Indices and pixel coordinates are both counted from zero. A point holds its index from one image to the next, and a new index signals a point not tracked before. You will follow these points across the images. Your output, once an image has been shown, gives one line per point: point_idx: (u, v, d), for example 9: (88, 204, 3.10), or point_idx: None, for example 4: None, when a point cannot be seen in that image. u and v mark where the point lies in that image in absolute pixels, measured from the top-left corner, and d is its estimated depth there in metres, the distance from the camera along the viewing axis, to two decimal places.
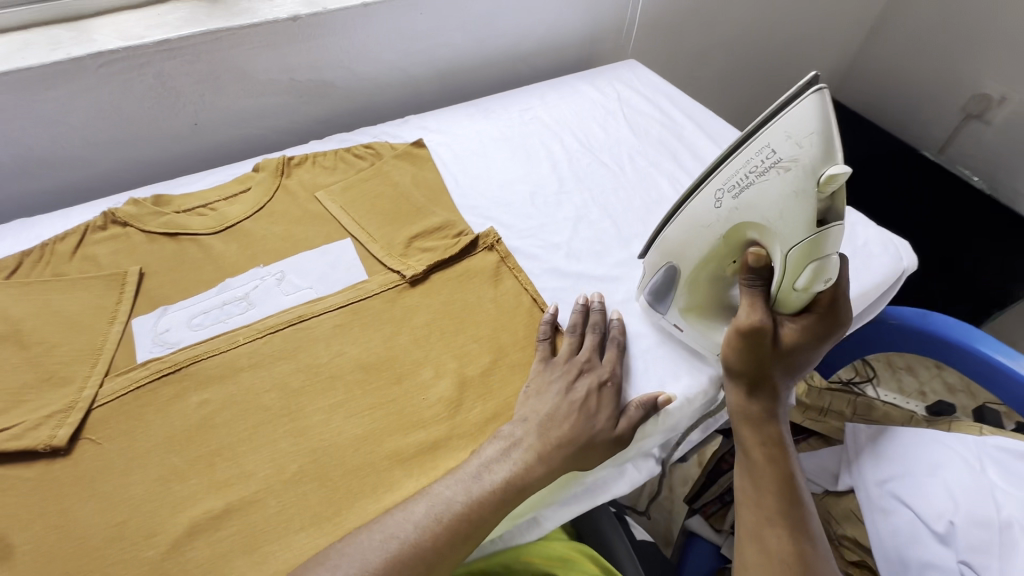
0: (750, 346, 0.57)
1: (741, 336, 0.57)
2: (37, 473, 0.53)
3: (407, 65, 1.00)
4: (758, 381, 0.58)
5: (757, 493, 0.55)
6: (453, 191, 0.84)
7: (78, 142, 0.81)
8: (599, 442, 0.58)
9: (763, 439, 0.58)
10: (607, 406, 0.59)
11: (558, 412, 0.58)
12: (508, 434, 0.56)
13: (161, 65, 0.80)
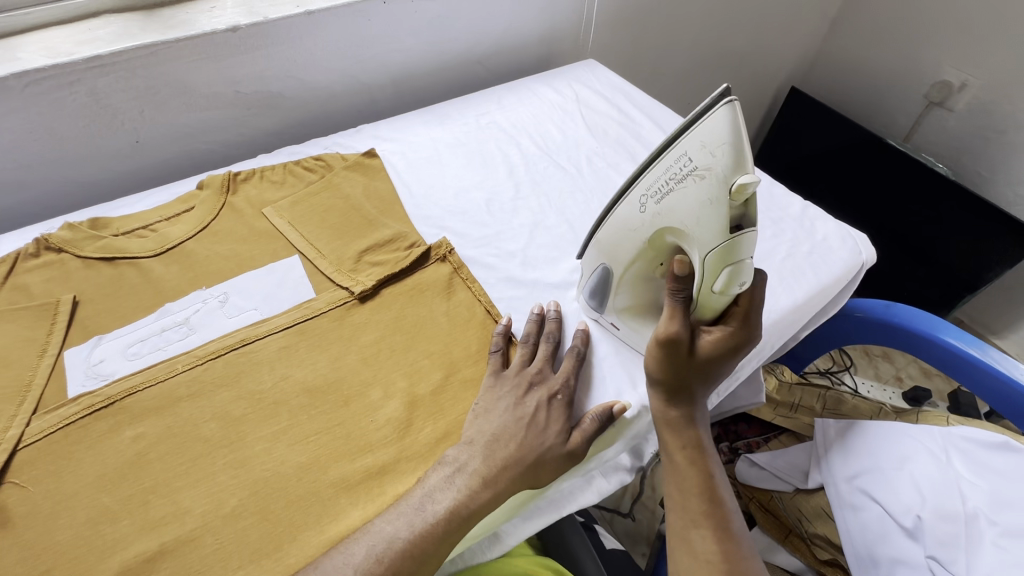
0: (666, 358, 0.54)
1: (663, 347, 0.54)
2: None
3: (358, 73, 0.97)
4: (677, 389, 0.55)
5: (682, 497, 0.54)
6: (407, 201, 0.82)
7: (8, 166, 0.77)
8: (550, 460, 0.56)
9: (684, 443, 0.56)
10: (557, 420, 0.58)
11: (506, 432, 0.56)
12: (453, 459, 0.54)
13: (94, 82, 0.77)
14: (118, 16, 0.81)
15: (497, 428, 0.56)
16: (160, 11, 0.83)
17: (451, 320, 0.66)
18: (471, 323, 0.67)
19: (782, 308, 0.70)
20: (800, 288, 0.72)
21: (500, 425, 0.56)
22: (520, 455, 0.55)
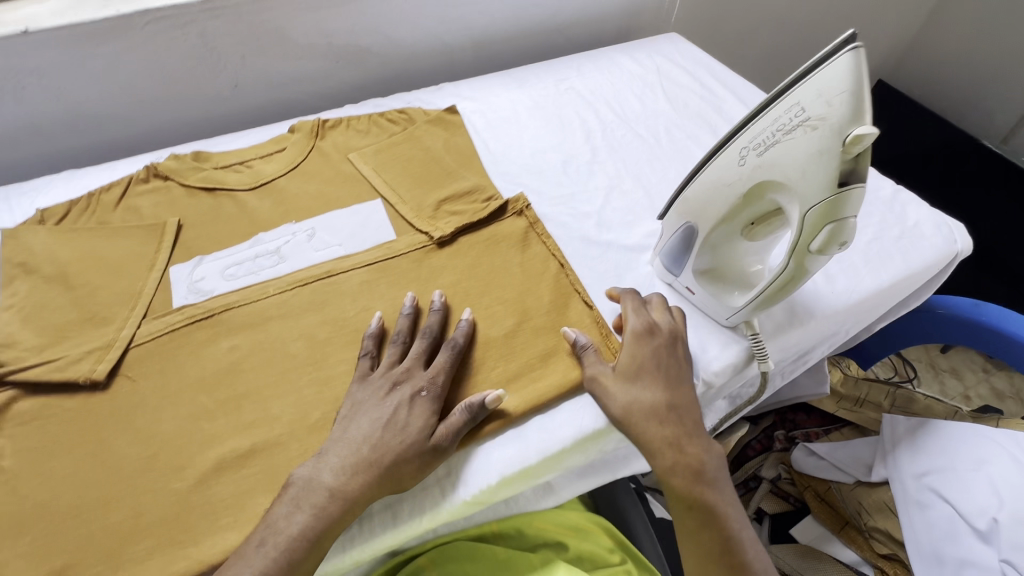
0: (612, 392, 0.56)
1: (601, 390, 0.57)
2: (77, 404, 0.55)
3: (443, 33, 0.99)
4: (652, 431, 0.54)
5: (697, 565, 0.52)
6: (485, 157, 0.83)
7: (125, 99, 0.84)
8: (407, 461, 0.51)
9: (689, 504, 0.53)
10: (419, 418, 0.53)
11: (365, 433, 0.52)
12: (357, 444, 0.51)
13: (205, 25, 0.81)
14: None
15: (361, 429, 0.52)
16: None
17: (525, 272, 0.68)
18: (544, 276, 0.67)
19: (866, 290, 0.67)
20: (886, 271, 0.69)
21: (364, 425, 0.52)
22: (375, 455, 0.50)
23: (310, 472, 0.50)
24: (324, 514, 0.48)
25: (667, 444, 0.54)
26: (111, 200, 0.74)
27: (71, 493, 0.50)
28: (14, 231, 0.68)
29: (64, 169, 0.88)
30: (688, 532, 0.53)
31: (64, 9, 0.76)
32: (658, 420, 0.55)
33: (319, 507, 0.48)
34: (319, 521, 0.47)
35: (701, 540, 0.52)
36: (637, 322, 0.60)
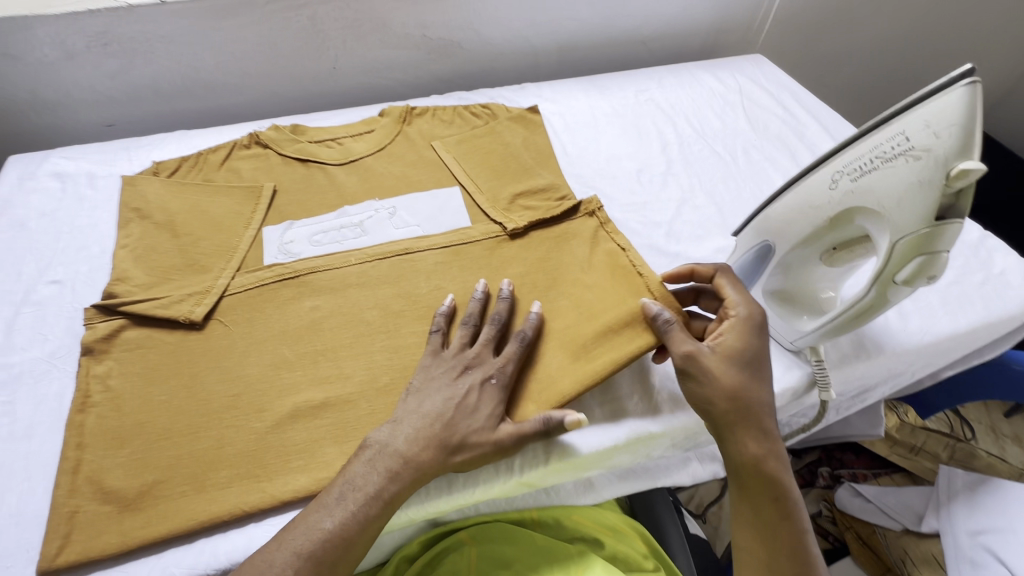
0: (714, 373, 0.54)
1: (703, 371, 0.55)
2: (175, 339, 0.61)
3: (531, 35, 1.02)
4: (750, 419, 0.54)
5: (773, 558, 0.52)
6: (561, 158, 0.86)
7: (237, 70, 0.91)
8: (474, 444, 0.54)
9: (774, 494, 0.53)
10: (488, 403, 0.56)
11: (435, 411, 0.54)
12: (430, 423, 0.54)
13: (316, 9, 0.87)
14: None
15: (433, 407, 0.55)
16: None
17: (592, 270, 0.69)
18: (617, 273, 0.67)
19: (941, 333, 0.66)
20: (964, 315, 0.67)
21: (435, 404, 0.55)
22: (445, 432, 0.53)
23: (389, 434, 0.53)
24: (391, 471, 0.51)
25: (760, 432, 0.54)
26: (217, 161, 0.80)
27: (166, 418, 0.55)
28: (132, 180, 0.75)
29: (174, 129, 0.96)
30: (769, 524, 0.52)
31: None
32: (758, 408, 0.54)
33: (394, 469, 0.51)
34: (392, 482, 0.50)
35: (775, 534, 0.52)
36: (746, 309, 0.58)
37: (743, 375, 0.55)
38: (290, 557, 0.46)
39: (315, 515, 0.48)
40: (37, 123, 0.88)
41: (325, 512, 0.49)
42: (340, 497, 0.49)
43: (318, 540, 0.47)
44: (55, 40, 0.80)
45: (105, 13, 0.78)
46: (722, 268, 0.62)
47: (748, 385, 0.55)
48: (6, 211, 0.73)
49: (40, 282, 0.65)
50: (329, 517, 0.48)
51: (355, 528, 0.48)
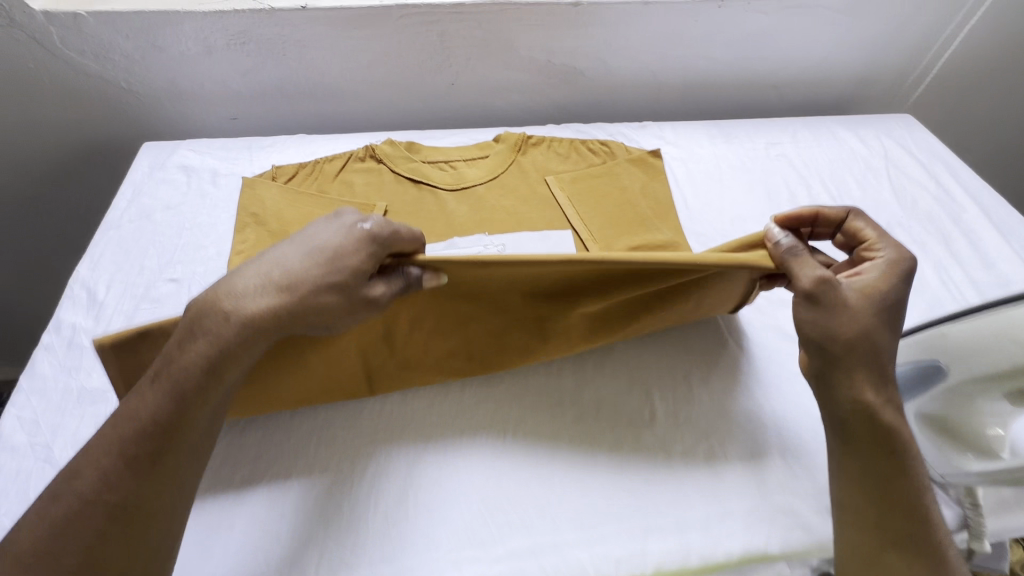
0: (847, 308, 0.51)
1: (838, 303, 0.51)
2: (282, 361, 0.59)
3: (658, 70, 0.96)
4: (869, 361, 0.50)
5: (881, 518, 0.49)
6: (680, 212, 0.80)
7: (359, 79, 0.90)
8: (291, 300, 0.49)
9: (887, 449, 0.50)
10: (322, 260, 0.51)
11: (265, 274, 0.50)
12: (241, 293, 0.49)
13: (448, 26, 0.85)
14: None
15: (279, 263, 0.51)
16: None
17: (708, 361, 0.65)
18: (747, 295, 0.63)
19: None
20: None
21: (292, 263, 0.51)
22: (279, 289, 0.49)
23: (219, 295, 0.49)
24: (209, 346, 0.47)
25: (879, 381, 0.50)
26: (334, 169, 0.80)
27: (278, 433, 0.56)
28: (253, 182, 0.76)
29: (292, 129, 0.97)
30: (881, 485, 0.49)
31: None
32: (876, 354, 0.51)
33: (219, 341, 0.47)
34: (214, 353, 0.47)
35: (888, 504, 0.49)
36: (891, 254, 0.55)
37: (880, 320, 0.51)
38: (102, 453, 0.44)
39: (131, 405, 0.46)
40: (170, 110, 0.92)
41: (150, 397, 0.46)
42: (148, 386, 0.47)
43: (131, 429, 0.45)
44: (200, 36, 0.82)
45: (249, 13, 0.80)
46: (856, 213, 0.59)
47: (880, 329, 0.51)
48: (136, 199, 0.75)
49: (160, 278, 0.67)
50: (150, 401, 0.46)
51: (177, 411, 0.46)
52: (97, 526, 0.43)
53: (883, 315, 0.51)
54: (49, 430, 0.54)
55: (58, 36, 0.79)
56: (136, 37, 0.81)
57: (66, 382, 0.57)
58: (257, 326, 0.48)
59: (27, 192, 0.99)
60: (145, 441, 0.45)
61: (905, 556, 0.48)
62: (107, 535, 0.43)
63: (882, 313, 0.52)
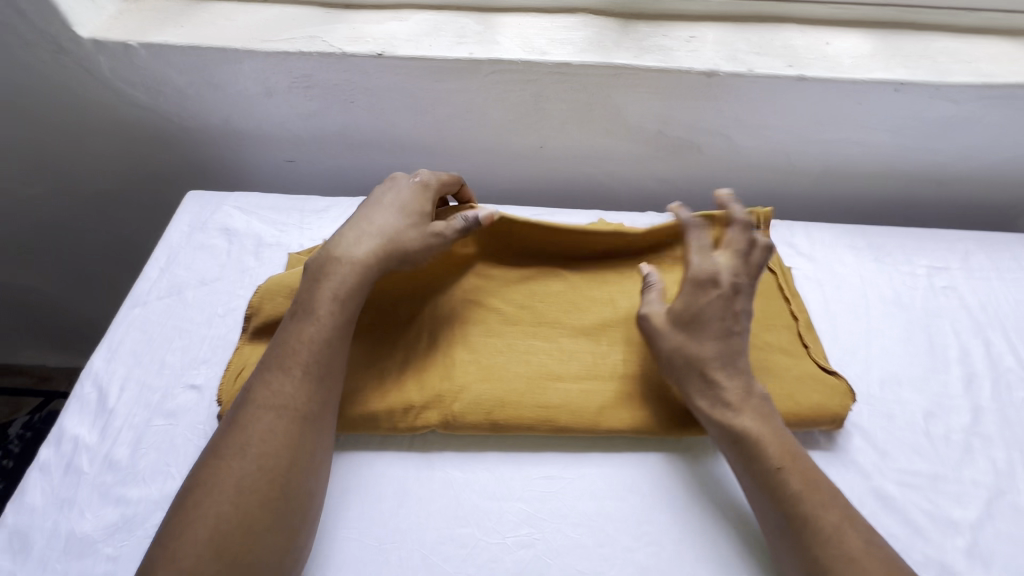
0: (663, 332, 0.55)
1: (654, 326, 0.56)
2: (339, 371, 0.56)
3: (796, 153, 0.78)
4: (704, 376, 0.53)
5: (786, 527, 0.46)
6: (830, 349, 0.63)
7: (433, 134, 0.77)
8: (391, 241, 0.56)
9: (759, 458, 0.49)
10: (396, 209, 0.58)
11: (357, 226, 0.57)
12: (347, 247, 0.55)
13: (545, 86, 0.70)
14: (595, 19, 0.73)
15: (373, 217, 0.57)
16: (635, 25, 0.72)
17: None
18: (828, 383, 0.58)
19: None
20: None
21: (383, 211, 0.57)
22: (381, 235, 0.56)
23: (330, 249, 0.55)
24: (342, 278, 0.53)
25: (733, 392, 0.52)
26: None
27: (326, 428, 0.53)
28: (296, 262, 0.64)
29: (352, 180, 0.85)
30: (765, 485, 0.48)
31: (421, 37, 0.70)
32: (705, 367, 0.53)
33: (344, 278, 0.53)
34: (343, 291, 0.53)
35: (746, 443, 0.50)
36: (696, 263, 0.57)
37: (697, 333, 0.54)
38: (269, 370, 0.49)
39: (292, 332, 0.51)
40: (222, 147, 0.82)
41: (303, 327, 0.51)
42: (294, 317, 0.52)
43: (284, 347, 0.50)
44: (259, 76, 0.71)
45: (316, 56, 0.68)
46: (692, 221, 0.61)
47: (703, 301, 0.55)
48: (168, 269, 0.66)
49: (179, 384, 0.57)
50: (303, 332, 0.51)
51: (328, 335, 0.51)
52: (267, 423, 0.46)
53: (696, 324, 0.54)
54: None
55: (108, 66, 0.70)
56: (190, 72, 0.71)
57: (54, 521, 0.48)
58: (369, 265, 0.54)
59: (84, 211, 0.95)
60: (292, 353, 0.50)
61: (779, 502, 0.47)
62: (278, 432, 0.46)
63: (699, 322, 0.54)
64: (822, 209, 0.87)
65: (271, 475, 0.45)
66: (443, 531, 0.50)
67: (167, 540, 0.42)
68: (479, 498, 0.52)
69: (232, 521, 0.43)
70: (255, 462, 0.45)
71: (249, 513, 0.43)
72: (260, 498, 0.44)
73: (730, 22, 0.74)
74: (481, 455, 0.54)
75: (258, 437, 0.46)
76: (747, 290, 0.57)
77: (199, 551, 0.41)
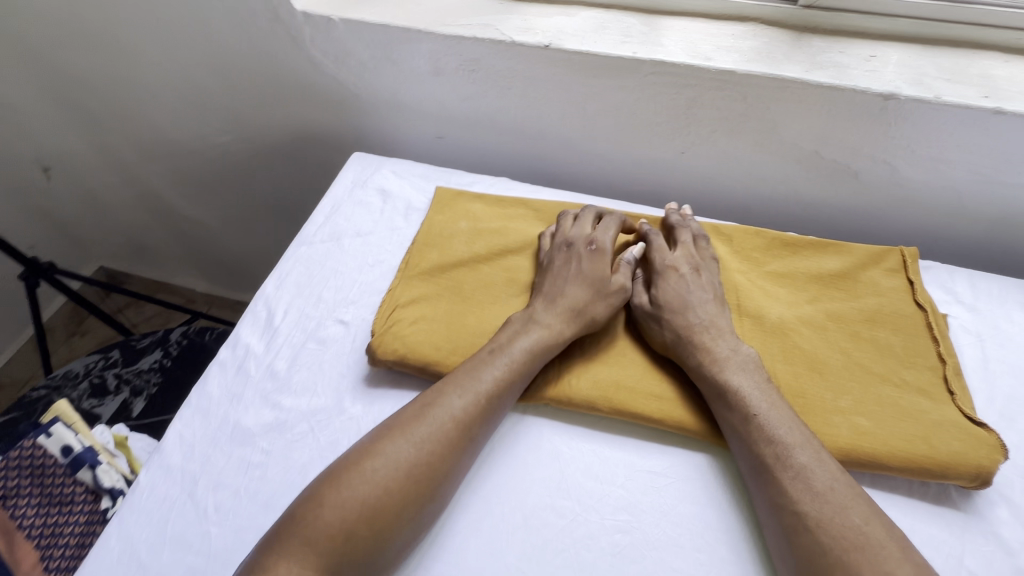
0: (653, 320, 0.60)
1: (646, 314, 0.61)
2: (474, 325, 0.62)
3: (969, 195, 0.71)
4: (710, 359, 0.56)
5: (806, 527, 0.45)
6: (984, 408, 0.58)
7: (578, 127, 0.80)
8: (570, 301, 0.60)
9: (777, 462, 0.49)
10: (584, 280, 0.61)
11: (550, 293, 0.61)
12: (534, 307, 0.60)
13: (703, 92, 0.70)
14: (766, 30, 0.72)
15: (560, 289, 0.61)
16: (810, 39, 0.70)
17: None
18: (968, 426, 0.54)
19: None
20: None
21: (570, 280, 0.62)
22: (562, 304, 0.59)
23: (528, 314, 0.59)
24: (541, 343, 0.57)
25: (748, 379, 0.54)
26: (512, 232, 0.71)
27: None
28: (448, 199, 0.74)
29: (490, 164, 0.90)
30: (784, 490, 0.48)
31: (586, 33, 0.73)
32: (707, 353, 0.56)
33: (540, 342, 0.57)
34: (531, 352, 0.56)
35: (743, 415, 0.52)
36: (658, 257, 0.65)
37: (682, 319, 0.59)
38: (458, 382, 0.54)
39: (481, 359, 0.55)
40: (385, 117, 0.90)
41: (498, 361, 0.55)
42: (490, 352, 0.56)
43: (473, 366, 0.55)
44: (432, 57, 0.77)
45: (488, 43, 0.73)
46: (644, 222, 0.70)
47: (675, 289, 0.61)
48: (332, 217, 0.74)
49: (331, 318, 0.64)
50: (499, 365, 0.55)
51: (514, 377, 0.54)
52: (443, 429, 0.50)
53: (683, 311, 0.59)
54: (200, 462, 0.54)
55: (310, 36, 0.81)
56: (375, 47, 0.79)
57: (226, 410, 0.57)
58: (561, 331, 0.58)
59: (261, 159, 1.09)
60: (483, 372, 0.54)
61: (779, 472, 0.48)
62: (449, 439, 0.50)
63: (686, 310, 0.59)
64: (990, 260, 0.77)
65: (429, 464, 0.49)
66: (545, 499, 0.52)
67: (329, 487, 0.47)
68: (583, 476, 0.54)
69: (385, 503, 0.46)
70: (412, 437, 0.49)
71: (398, 483, 0.47)
72: (415, 487, 0.47)
73: (919, 44, 0.69)
74: (590, 436, 0.56)
75: (433, 438, 0.50)
76: (693, 272, 0.63)
77: (348, 518, 0.45)
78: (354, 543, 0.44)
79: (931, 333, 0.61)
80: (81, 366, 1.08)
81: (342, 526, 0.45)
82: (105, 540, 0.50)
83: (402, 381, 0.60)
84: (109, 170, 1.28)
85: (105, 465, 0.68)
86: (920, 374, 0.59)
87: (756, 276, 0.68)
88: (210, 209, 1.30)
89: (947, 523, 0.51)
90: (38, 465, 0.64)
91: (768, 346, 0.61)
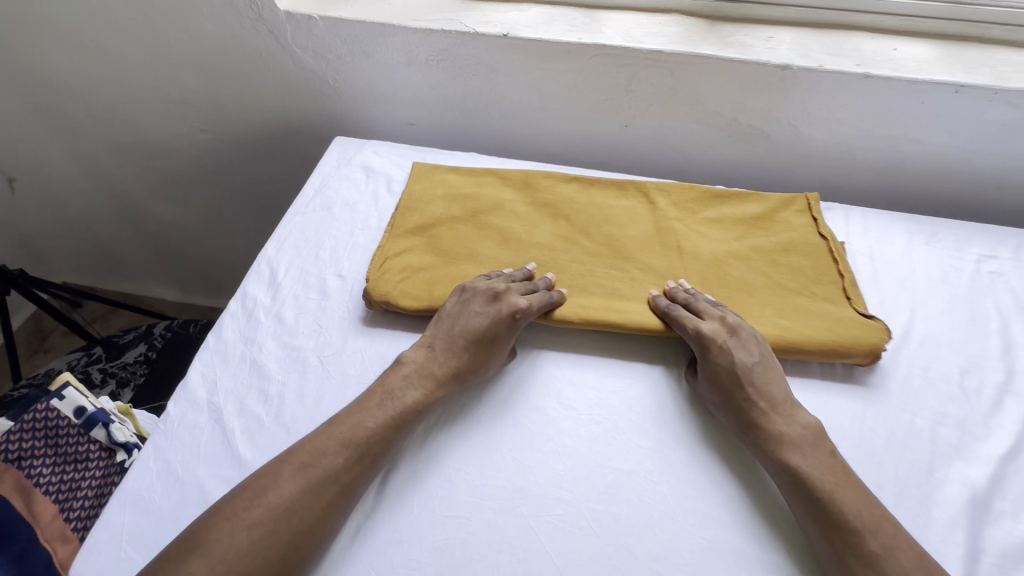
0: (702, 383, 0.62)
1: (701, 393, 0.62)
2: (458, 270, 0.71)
3: (858, 149, 0.86)
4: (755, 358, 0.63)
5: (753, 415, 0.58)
6: (877, 309, 0.72)
7: (535, 107, 0.91)
8: (477, 340, 0.62)
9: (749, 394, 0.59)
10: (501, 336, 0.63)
11: (461, 332, 0.63)
12: (444, 343, 0.62)
13: (638, 70, 0.83)
14: (686, 19, 0.86)
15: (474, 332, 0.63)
16: (722, 26, 0.85)
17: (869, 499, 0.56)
18: (861, 319, 0.67)
19: None
20: None
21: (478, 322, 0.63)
22: (472, 340, 0.62)
23: (435, 349, 0.62)
24: (465, 356, 0.62)
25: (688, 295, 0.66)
26: (484, 195, 0.81)
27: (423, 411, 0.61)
28: (426, 171, 0.84)
29: (459, 146, 1.01)
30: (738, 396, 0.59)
31: (538, 24, 0.85)
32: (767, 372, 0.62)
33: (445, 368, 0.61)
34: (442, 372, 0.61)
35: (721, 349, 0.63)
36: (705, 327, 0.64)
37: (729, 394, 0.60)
38: (416, 375, 0.60)
39: (430, 358, 0.62)
40: (361, 107, 0.99)
41: (444, 360, 0.62)
42: (438, 351, 0.62)
43: (421, 365, 0.61)
44: (405, 49, 0.88)
45: (454, 34, 0.84)
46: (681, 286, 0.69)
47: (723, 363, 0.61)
48: (322, 191, 0.82)
49: (328, 273, 0.72)
50: (443, 362, 0.61)
51: (459, 372, 0.61)
52: (395, 412, 0.57)
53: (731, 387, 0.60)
54: (223, 395, 0.60)
55: (291, 33, 0.90)
56: (352, 42, 0.89)
57: (242, 351, 0.64)
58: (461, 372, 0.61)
59: (240, 156, 1.16)
60: (432, 369, 0.61)
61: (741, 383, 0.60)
62: (397, 420, 0.57)
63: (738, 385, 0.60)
64: (883, 204, 0.93)
65: (381, 441, 0.56)
66: (533, 403, 0.62)
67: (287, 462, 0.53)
68: (564, 387, 0.64)
69: (334, 476, 0.53)
70: (379, 411, 0.57)
71: (327, 485, 0.52)
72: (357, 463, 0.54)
73: (808, 27, 0.85)
74: (563, 353, 0.67)
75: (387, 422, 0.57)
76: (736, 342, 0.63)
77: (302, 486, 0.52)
78: (307, 505, 0.51)
79: (833, 256, 0.75)
80: (64, 363, 1.10)
81: (296, 496, 0.51)
82: (142, 463, 0.56)
83: (397, 320, 0.68)
84: (81, 178, 1.30)
85: (117, 424, 0.73)
86: (825, 286, 0.72)
87: (692, 220, 0.80)
88: (185, 210, 1.33)
89: (848, 392, 0.64)
90: (51, 427, 0.68)
91: (705, 274, 0.73)
